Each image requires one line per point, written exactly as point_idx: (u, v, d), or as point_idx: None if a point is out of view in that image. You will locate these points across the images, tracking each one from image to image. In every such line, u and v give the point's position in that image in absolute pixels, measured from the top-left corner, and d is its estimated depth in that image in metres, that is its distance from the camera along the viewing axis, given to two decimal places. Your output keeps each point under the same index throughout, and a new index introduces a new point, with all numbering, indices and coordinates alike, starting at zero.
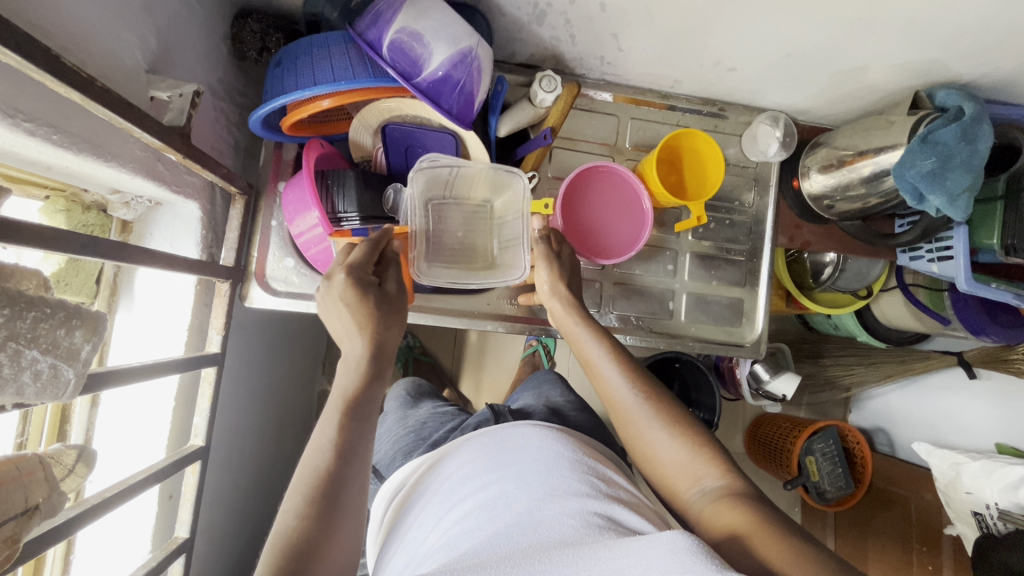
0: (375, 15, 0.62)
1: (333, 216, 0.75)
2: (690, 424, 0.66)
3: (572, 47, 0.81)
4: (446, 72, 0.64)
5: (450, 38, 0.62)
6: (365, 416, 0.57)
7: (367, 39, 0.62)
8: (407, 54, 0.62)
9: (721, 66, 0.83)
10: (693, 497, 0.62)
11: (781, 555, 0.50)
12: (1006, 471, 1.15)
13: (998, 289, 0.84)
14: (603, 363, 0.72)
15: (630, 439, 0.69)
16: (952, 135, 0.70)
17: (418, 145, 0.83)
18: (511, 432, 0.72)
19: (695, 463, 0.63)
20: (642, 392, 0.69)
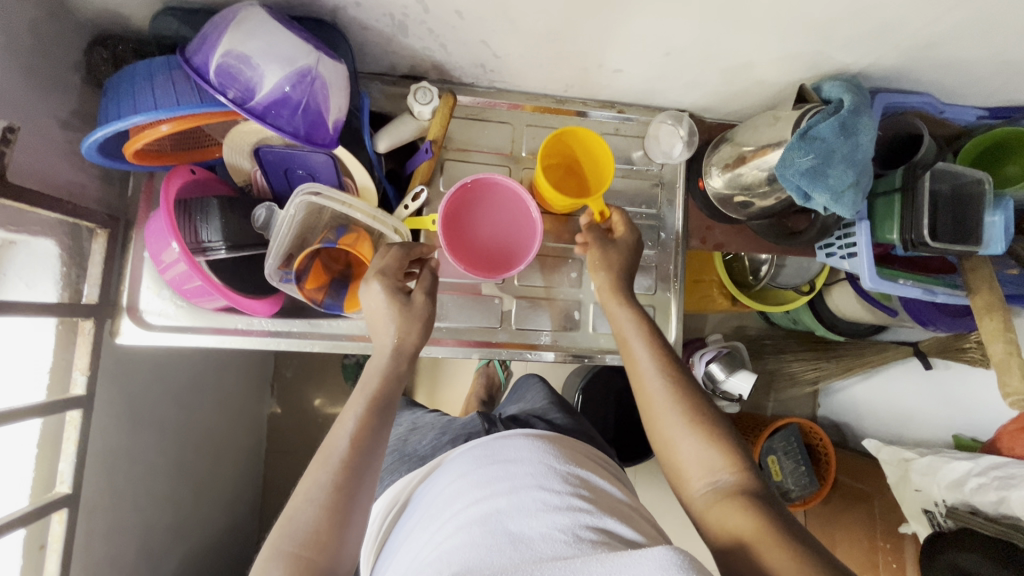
0: (202, 38, 0.58)
1: (197, 247, 0.72)
2: (716, 422, 0.62)
3: (447, 56, 0.78)
4: (285, 93, 0.60)
5: (283, 57, 0.58)
6: (366, 464, 0.57)
7: (192, 64, 0.58)
8: (237, 78, 0.58)
9: (606, 68, 0.80)
10: (702, 489, 0.59)
11: (783, 561, 0.48)
12: (951, 467, 1.12)
13: (906, 284, 0.81)
14: (638, 345, 0.70)
15: (648, 426, 0.66)
16: (830, 130, 0.67)
17: (296, 166, 0.80)
18: (499, 444, 0.68)
19: (709, 457, 0.60)
20: (670, 381, 0.65)
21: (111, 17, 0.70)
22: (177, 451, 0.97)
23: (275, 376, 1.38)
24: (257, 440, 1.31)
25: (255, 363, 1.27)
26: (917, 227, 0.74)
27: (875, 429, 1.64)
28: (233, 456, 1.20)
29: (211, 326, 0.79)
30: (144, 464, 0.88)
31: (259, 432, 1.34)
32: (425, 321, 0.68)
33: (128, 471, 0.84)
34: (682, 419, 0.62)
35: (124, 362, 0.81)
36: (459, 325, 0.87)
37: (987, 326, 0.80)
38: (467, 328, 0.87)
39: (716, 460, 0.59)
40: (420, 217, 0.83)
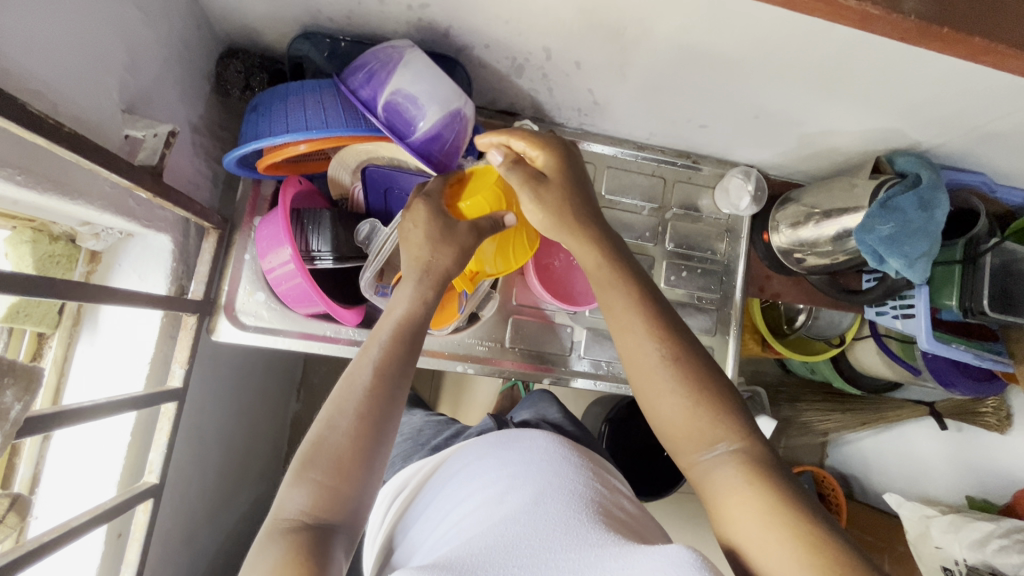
0: (370, 75, 0.66)
1: (307, 255, 0.75)
2: (716, 388, 0.58)
3: (550, 98, 0.84)
4: (438, 131, 0.68)
5: (442, 99, 0.67)
6: (393, 392, 0.56)
7: (360, 97, 0.66)
8: (402, 114, 0.67)
9: (693, 122, 0.86)
10: (704, 459, 0.57)
11: (787, 542, 0.49)
12: (973, 527, 1.17)
13: (958, 348, 0.87)
14: (622, 303, 0.63)
15: (642, 396, 0.61)
16: (911, 203, 0.72)
17: (396, 185, 0.84)
18: (515, 435, 0.71)
19: (711, 427, 0.57)
20: (662, 343, 0.60)
21: (251, 35, 0.74)
22: (232, 451, 0.97)
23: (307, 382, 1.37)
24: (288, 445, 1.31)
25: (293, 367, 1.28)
26: (976, 298, 0.80)
27: (885, 483, 1.68)
28: (268, 459, 1.20)
29: (302, 332, 0.81)
30: (209, 460, 0.88)
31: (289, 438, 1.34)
32: (464, 248, 0.65)
33: (199, 464, 0.85)
34: (678, 380, 0.58)
35: (211, 357, 0.83)
36: (532, 349, 0.90)
37: None
38: (537, 352, 0.91)
39: (720, 430, 0.57)
40: None
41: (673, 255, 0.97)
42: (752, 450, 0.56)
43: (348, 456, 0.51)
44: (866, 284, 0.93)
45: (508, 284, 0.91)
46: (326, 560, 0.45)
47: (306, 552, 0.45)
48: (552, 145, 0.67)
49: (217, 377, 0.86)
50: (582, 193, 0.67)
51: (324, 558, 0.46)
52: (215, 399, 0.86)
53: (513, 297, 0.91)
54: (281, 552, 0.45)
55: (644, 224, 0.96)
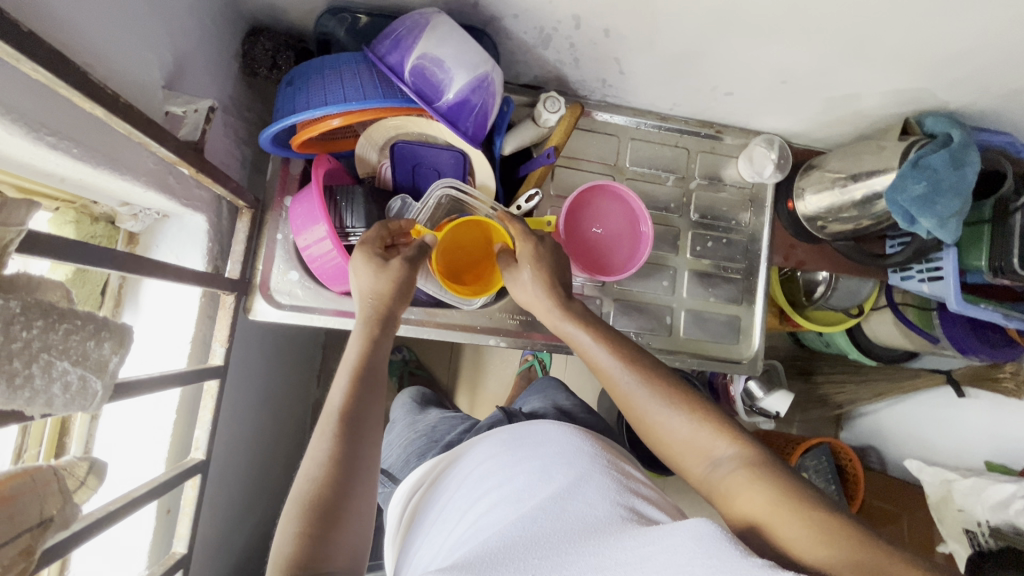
0: (396, 40, 0.67)
1: (341, 232, 0.76)
2: (696, 403, 0.63)
3: (575, 70, 0.83)
4: (465, 96, 0.70)
5: (470, 63, 0.68)
6: (359, 424, 0.59)
7: (389, 63, 0.66)
8: (429, 79, 0.68)
9: (719, 90, 0.86)
10: (710, 471, 0.59)
11: (799, 525, 0.49)
12: (996, 489, 1.17)
13: (988, 309, 0.87)
14: (596, 345, 0.69)
15: (640, 428, 0.65)
16: (942, 160, 0.73)
17: (424, 162, 0.84)
18: (531, 432, 0.72)
19: (704, 438, 0.60)
20: (641, 376, 0.65)
21: (278, 13, 0.74)
22: (267, 434, 0.98)
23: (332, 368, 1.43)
24: None
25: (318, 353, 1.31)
26: (1007, 257, 0.79)
27: (903, 453, 1.69)
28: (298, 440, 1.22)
29: (335, 309, 0.82)
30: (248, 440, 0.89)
31: None
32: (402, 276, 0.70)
33: (238, 446, 0.86)
34: (657, 399, 0.63)
35: (246, 339, 0.84)
36: None
37: None
38: None
39: (711, 438, 0.60)
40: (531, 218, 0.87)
41: (698, 226, 0.97)
42: (749, 447, 0.58)
43: (336, 499, 0.54)
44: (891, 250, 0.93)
45: None
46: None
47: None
48: (535, 242, 0.75)
49: (253, 358, 0.87)
50: (561, 272, 0.76)
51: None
52: (253, 381, 0.87)
53: None
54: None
55: (669, 195, 0.96)
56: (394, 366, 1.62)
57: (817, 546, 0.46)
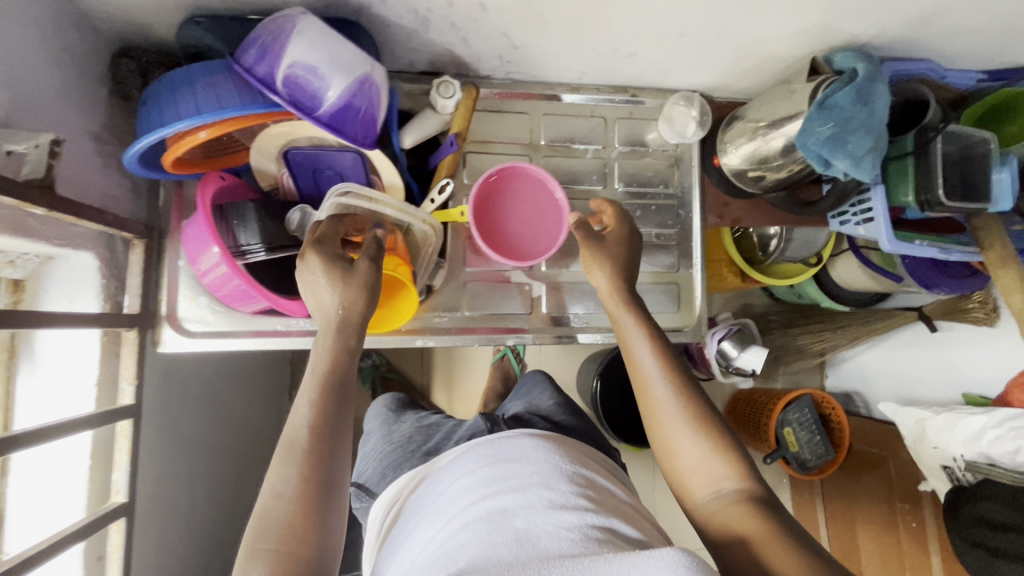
0: (261, 47, 0.59)
1: (237, 251, 0.72)
2: (723, 433, 0.64)
3: (467, 50, 0.79)
4: (347, 101, 0.63)
5: (345, 66, 0.61)
6: (331, 437, 0.57)
7: (256, 74, 0.59)
8: (305, 88, 0.61)
9: (621, 52, 0.82)
10: (709, 498, 0.62)
11: (786, 562, 0.52)
12: (968, 423, 1.16)
13: (922, 245, 0.85)
14: (639, 344, 0.71)
15: (653, 438, 0.67)
16: (848, 98, 0.69)
17: (324, 166, 0.81)
18: (501, 442, 0.70)
19: (717, 466, 0.62)
20: (675, 388, 0.67)
21: (137, 30, 0.70)
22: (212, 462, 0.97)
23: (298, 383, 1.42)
24: None
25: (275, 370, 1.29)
26: (931, 189, 0.77)
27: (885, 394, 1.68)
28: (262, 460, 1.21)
29: (251, 330, 0.79)
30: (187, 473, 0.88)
31: None
32: (369, 285, 0.67)
33: (176, 481, 0.85)
34: (685, 416, 0.66)
35: (167, 372, 0.81)
36: (488, 313, 0.88)
37: (1004, 277, 0.81)
38: (494, 316, 0.88)
39: (726, 468, 0.62)
40: (446, 210, 0.85)
41: (625, 196, 0.94)
42: (756, 485, 0.61)
43: (303, 528, 0.51)
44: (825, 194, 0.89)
45: (460, 249, 0.87)
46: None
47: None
48: (626, 228, 0.83)
49: (178, 390, 0.85)
50: (627, 268, 0.79)
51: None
52: (179, 413, 0.85)
53: (466, 262, 0.87)
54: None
55: (591, 168, 0.93)
56: (365, 372, 1.60)
57: None
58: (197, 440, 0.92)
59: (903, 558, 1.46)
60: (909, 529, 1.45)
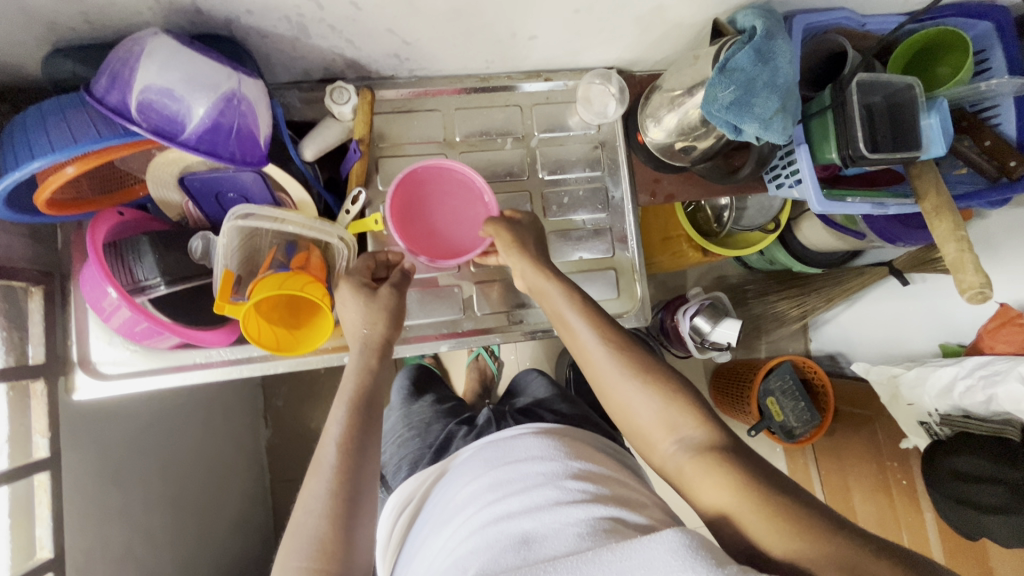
0: (111, 77, 0.57)
1: (136, 288, 0.70)
2: (670, 381, 0.63)
3: (357, 52, 0.76)
4: (214, 120, 0.60)
5: (206, 84, 0.58)
6: (357, 459, 0.61)
7: (108, 105, 0.57)
8: (164, 112, 0.58)
9: (520, 36, 0.79)
10: (672, 449, 0.60)
11: (759, 510, 0.51)
12: (938, 375, 1.13)
13: (855, 202, 0.81)
14: (568, 314, 0.70)
15: (608, 403, 0.66)
16: (744, 60, 0.66)
17: (226, 189, 0.78)
18: (509, 443, 0.68)
19: (672, 418, 0.61)
20: (613, 348, 0.66)
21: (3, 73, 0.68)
22: (170, 500, 0.96)
23: (267, 405, 1.41)
24: (254, 469, 1.32)
25: (238, 396, 1.27)
26: (851, 143, 0.73)
27: None
28: (233, 489, 1.20)
29: (171, 366, 0.77)
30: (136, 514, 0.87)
31: (259, 462, 1.35)
32: (391, 309, 0.73)
33: (119, 525, 0.84)
34: (626, 374, 0.64)
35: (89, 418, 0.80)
36: (417, 321, 0.85)
37: (937, 227, 0.75)
38: (423, 323, 0.85)
39: (680, 418, 0.61)
40: (362, 220, 0.83)
41: (550, 184, 0.91)
42: (714, 430, 0.60)
43: (331, 549, 0.55)
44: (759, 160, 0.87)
45: None
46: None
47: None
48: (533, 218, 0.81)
49: (116, 429, 0.85)
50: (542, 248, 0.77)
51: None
52: (121, 452, 0.85)
53: None
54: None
55: (512, 159, 0.90)
56: None
57: (788, 544, 0.48)
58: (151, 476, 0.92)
59: (897, 515, 1.37)
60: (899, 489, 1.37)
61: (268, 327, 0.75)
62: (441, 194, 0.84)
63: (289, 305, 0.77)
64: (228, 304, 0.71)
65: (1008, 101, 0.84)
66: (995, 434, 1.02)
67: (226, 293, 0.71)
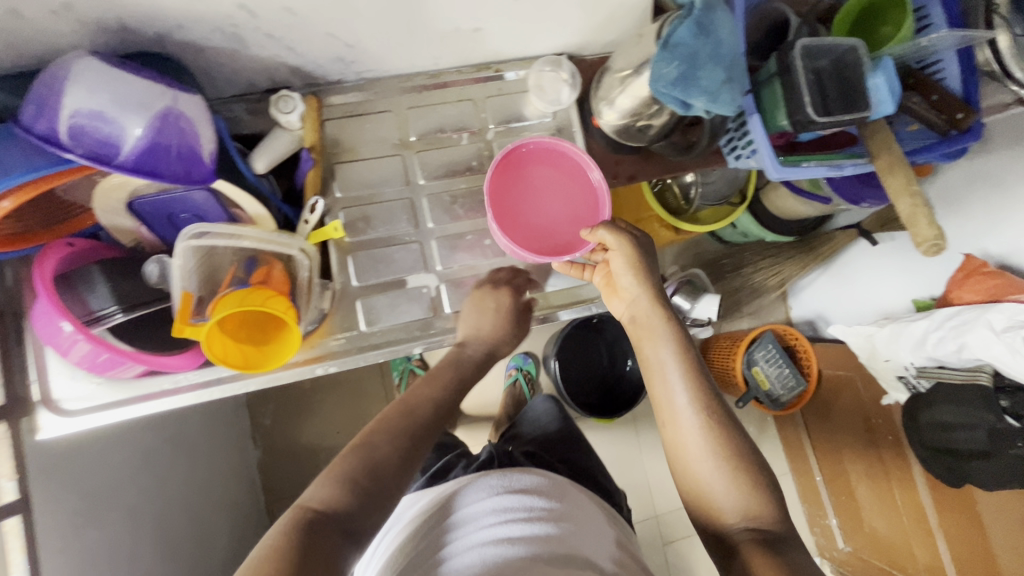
0: (38, 103, 0.55)
1: (92, 319, 0.68)
2: (754, 476, 0.68)
3: (299, 58, 0.75)
4: (150, 140, 0.58)
5: (136, 103, 0.56)
6: (402, 463, 0.63)
7: (37, 133, 0.55)
8: (96, 136, 0.56)
9: (465, 29, 0.78)
10: (732, 530, 0.66)
11: None
12: (911, 329, 1.15)
13: (810, 166, 0.82)
14: (670, 368, 0.73)
15: (678, 466, 0.71)
16: (686, 33, 0.66)
17: (179, 210, 0.76)
18: (524, 478, 0.75)
19: (745, 500, 0.66)
20: (705, 418, 0.70)
21: None
22: (153, 533, 0.94)
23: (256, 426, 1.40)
24: (247, 492, 1.29)
25: (223, 419, 1.25)
26: (801, 108, 0.74)
27: None
28: (225, 514, 1.17)
29: (138, 395, 0.76)
30: (129, 526, 0.89)
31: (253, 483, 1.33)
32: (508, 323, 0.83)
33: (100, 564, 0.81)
34: (709, 444, 0.69)
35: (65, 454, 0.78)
36: (386, 325, 0.83)
37: (892, 182, 0.76)
38: (391, 328, 0.83)
39: (747, 502, 0.66)
40: (323, 229, 0.82)
41: None
42: (770, 522, 0.65)
43: (384, 478, 0.60)
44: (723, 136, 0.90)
45: (346, 267, 0.83)
46: (331, 562, 0.52)
47: (321, 546, 0.53)
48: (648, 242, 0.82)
49: (108, 447, 0.88)
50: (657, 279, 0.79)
51: (333, 558, 0.53)
52: (115, 463, 0.89)
53: (354, 278, 0.83)
54: (305, 540, 0.52)
55: (469, 154, 0.89)
56: None
57: None
58: (145, 494, 0.94)
59: (887, 467, 1.39)
60: (886, 441, 1.38)
61: (235, 347, 0.73)
62: (559, 179, 0.86)
63: (256, 323, 0.76)
64: (189, 325, 0.69)
65: (950, 55, 0.86)
66: (968, 380, 1.05)
67: (186, 315, 0.70)
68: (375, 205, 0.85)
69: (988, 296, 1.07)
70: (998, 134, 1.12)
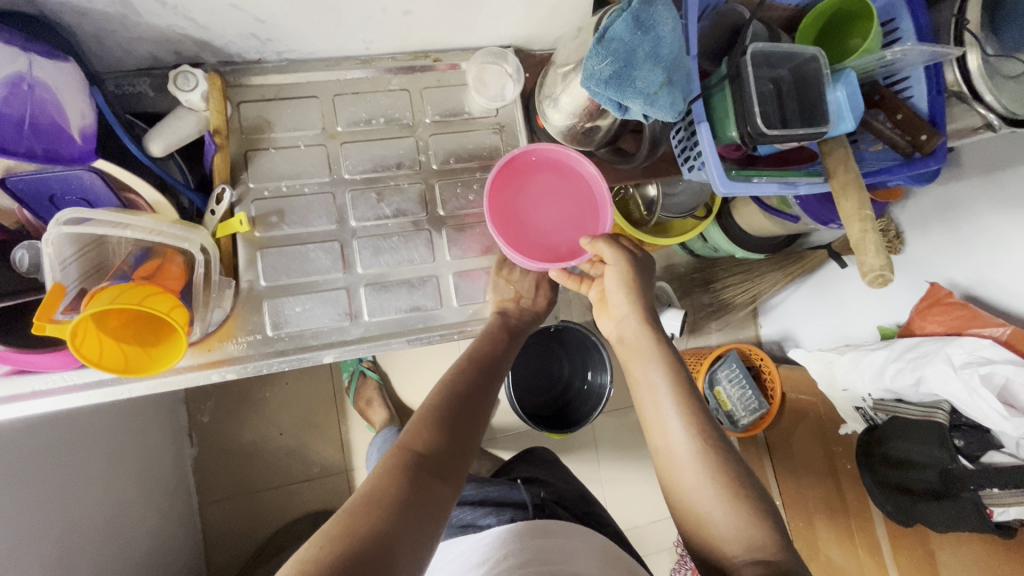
0: None
1: None
2: (753, 498, 0.61)
3: (206, 31, 0.68)
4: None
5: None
6: (447, 428, 0.60)
7: None
8: None
9: (394, 11, 0.71)
10: (736, 564, 0.59)
11: None
12: (871, 359, 1.11)
13: (762, 182, 0.76)
14: (659, 391, 0.68)
15: (675, 496, 0.65)
16: (624, 28, 0.60)
17: (62, 191, 0.68)
18: (547, 523, 0.72)
19: (750, 530, 0.60)
20: (699, 441, 0.64)
21: None
22: None
23: (192, 423, 1.26)
24: (183, 495, 1.19)
25: (162, 416, 1.16)
26: (750, 118, 0.69)
27: None
28: (159, 516, 1.07)
29: (6, 396, 0.70)
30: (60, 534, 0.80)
31: (187, 484, 1.23)
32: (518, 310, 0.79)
33: None
34: (703, 471, 0.63)
35: None
36: (300, 330, 0.77)
37: (845, 205, 0.71)
38: (306, 334, 0.77)
39: (753, 533, 0.59)
40: (230, 222, 0.75)
41: (446, 173, 0.84)
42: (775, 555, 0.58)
43: (472, 416, 0.63)
44: (677, 143, 0.84)
45: (256, 263, 0.77)
46: (428, 497, 0.53)
47: (422, 477, 0.54)
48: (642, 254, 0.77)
49: (36, 449, 0.78)
50: (645, 291, 0.75)
51: (438, 484, 0.55)
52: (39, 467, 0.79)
53: (262, 277, 0.77)
54: (410, 481, 0.53)
55: (402, 147, 0.82)
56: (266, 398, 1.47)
57: None
58: (89, 486, 0.88)
59: (846, 500, 1.30)
60: (846, 471, 1.30)
61: (113, 346, 0.64)
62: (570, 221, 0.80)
63: (147, 321, 0.68)
64: (52, 325, 0.59)
65: (917, 72, 0.80)
66: (923, 417, 1.00)
67: (50, 311, 0.60)
68: (292, 198, 0.78)
69: (950, 329, 1.01)
70: (967, 159, 1.06)
